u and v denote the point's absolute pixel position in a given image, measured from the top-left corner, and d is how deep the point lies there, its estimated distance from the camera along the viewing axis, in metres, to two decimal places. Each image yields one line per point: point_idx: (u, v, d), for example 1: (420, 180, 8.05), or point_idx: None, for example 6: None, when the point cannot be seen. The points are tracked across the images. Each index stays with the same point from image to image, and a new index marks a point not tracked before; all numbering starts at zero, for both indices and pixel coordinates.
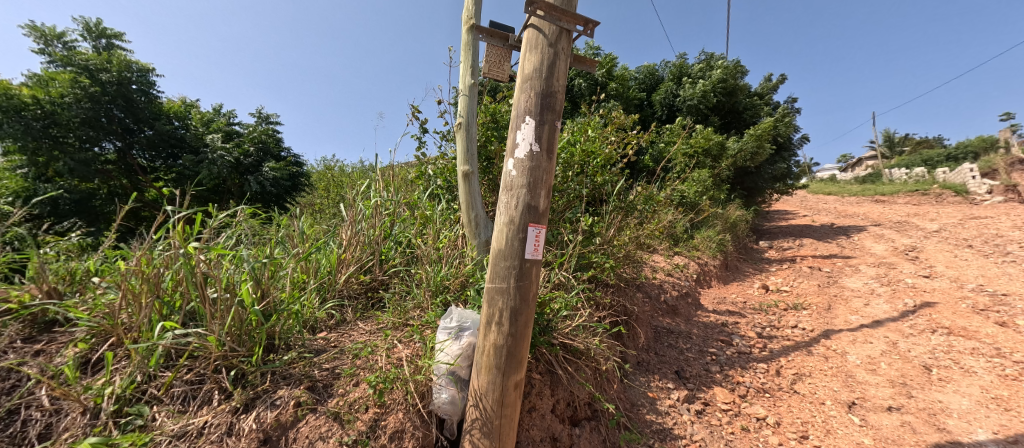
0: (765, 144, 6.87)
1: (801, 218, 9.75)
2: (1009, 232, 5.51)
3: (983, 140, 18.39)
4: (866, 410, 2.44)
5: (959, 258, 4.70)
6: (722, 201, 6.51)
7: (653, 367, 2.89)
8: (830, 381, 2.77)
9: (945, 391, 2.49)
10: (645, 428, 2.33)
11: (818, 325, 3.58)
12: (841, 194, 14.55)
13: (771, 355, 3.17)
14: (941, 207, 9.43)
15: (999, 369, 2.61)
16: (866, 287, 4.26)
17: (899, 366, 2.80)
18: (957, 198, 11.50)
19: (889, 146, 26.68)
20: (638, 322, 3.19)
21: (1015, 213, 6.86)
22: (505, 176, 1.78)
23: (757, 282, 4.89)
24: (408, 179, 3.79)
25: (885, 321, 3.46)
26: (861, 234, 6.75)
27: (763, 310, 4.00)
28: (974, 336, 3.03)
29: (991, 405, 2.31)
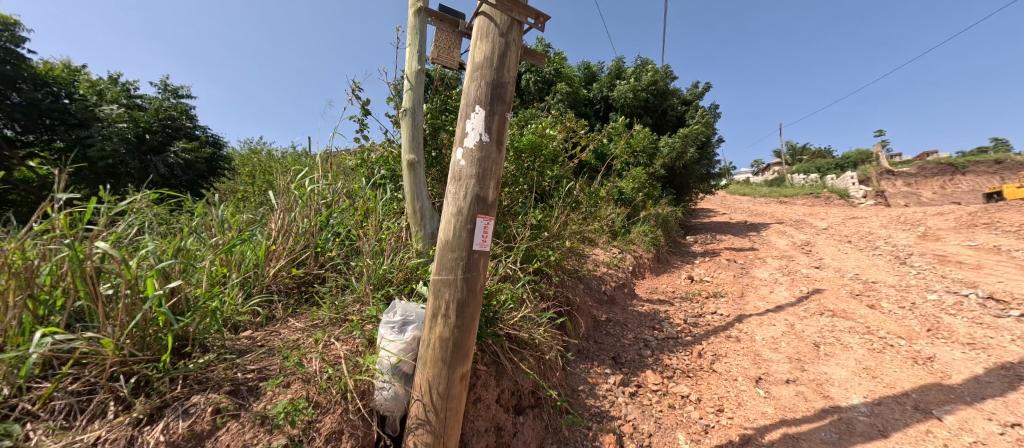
0: (691, 146, 7.53)
1: (721, 215, 10.89)
2: (877, 230, 6.62)
3: (861, 153, 21.88)
4: (770, 383, 2.80)
5: (841, 252, 5.54)
6: (656, 198, 7.01)
7: (593, 355, 3.05)
8: (741, 360, 3.13)
9: (830, 364, 2.94)
10: (584, 411, 2.46)
11: (733, 310, 4.03)
12: (753, 195, 16.46)
13: (694, 339, 3.51)
14: (829, 208, 11.07)
15: (868, 343, 3.14)
16: (771, 277, 4.88)
17: (795, 344, 3.26)
18: (840, 201, 13.59)
19: (791, 155, 30.72)
20: (580, 312, 3.34)
21: (882, 214, 8.27)
22: (454, 166, 1.75)
23: (684, 273, 5.37)
24: (347, 166, 3.57)
25: (785, 306, 4.00)
26: (768, 231, 7.70)
27: (688, 299, 4.40)
28: (851, 317, 3.61)
29: (862, 374, 2.77)
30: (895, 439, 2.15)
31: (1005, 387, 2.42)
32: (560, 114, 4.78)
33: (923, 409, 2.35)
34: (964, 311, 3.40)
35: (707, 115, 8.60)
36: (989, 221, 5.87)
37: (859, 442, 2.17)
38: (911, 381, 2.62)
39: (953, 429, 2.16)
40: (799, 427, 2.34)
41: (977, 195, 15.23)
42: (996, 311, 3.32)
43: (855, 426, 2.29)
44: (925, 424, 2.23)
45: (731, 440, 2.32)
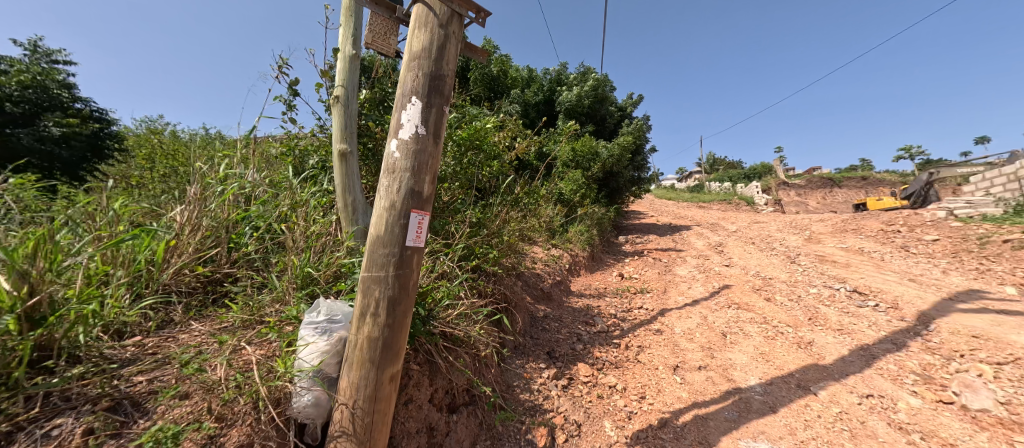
0: (626, 152, 8.05)
1: (649, 218, 11.80)
2: (774, 233, 7.64)
3: (765, 166, 25.07)
4: (685, 370, 3.09)
5: (746, 252, 6.30)
6: (593, 199, 7.37)
7: (529, 350, 3.13)
8: (662, 350, 3.42)
9: (734, 351, 3.32)
10: (518, 406, 2.51)
11: (656, 305, 4.39)
12: (677, 200, 18.07)
13: (622, 332, 3.77)
14: (738, 213, 12.53)
15: (764, 331, 3.60)
16: (689, 274, 5.39)
17: (707, 334, 3.63)
18: (746, 207, 15.48)
19: (709, 165, 34.27)
20: (517, 309, 3.41)
21: (779, 219, 9.55)
22: (388, 158, 1.67)
23: (616, 270, 5.73)
24: (271, 154, 3.26)
25: (700, 300, 4.44)
26: (688, 232, 8.52)
27: (619, 294, 4.71)
28: (752, 308, 4.12)
29: (759, 358, 3.17)
30: (783, 414, 2.49)
31: (862, 364, 2.92)
32: (503, 113, 4.82)
33: (804, 386, 2.75)
34: (835, 302, 4.04)
35: (640, 125, 9.24)
36: (855, 227, 7.06)
37: (755, 418, 2.48)
38: (795, 362, 3.05)
39: (825, 402, 2.55)
40: (707, 409, 2.62)
41: (847, 205, 18.29)
42: (858, 301, 3.98)
43: (751, 404, 2.61)
44: (805, 400, 2.61)
45: (651, 424, 2.52)
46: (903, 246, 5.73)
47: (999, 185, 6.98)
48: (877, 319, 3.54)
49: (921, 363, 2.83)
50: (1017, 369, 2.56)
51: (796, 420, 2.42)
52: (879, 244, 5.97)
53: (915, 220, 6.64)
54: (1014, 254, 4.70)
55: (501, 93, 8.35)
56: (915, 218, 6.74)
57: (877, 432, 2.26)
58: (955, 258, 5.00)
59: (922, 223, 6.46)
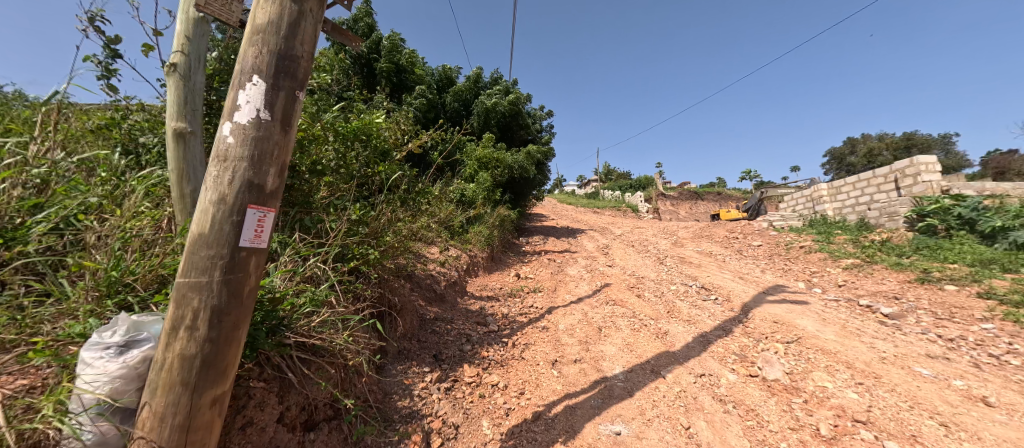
0: (531, 161, 8.48)
1: (551, 220, 12.59)
2: (649, 237, 8.79)
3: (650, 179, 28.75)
4: (563, 364, 3.32)
5: (626, 253, 7.13)
6: (496, 202, 7.57)
7: (413, 355, 3.04)
8: (544, 345, 3.65)
9: (606, 343, 3.68)
10: (393, 414, 2.40)
11: (545, 303, 4.68)
12: (577, 204, 19.64)
13: (511, 330, 3.92)
14: (626, 219, 14.14)
15: (632, 324, 4.07)
16: (578, 274, 5.88)
17: (585, 329, 3.98)
18: (633, 214, 17.56)
19: (606, 175, 38.04)
20: (402, 313, 3.30)
21: (656, 226, 11.03)
22: (219, 144, 1.43)
23: (513, 271, 5.96)
24: (82, 127, 2.58)
25: (584, 297, 4.86)
26: (581, 235, 9.32)
27: (513, 294, 4.90)
28: (625, 304, 4.64)
29: (624, 349, 3.57)
30: (637, 397, 2.83)
31: (701, 349, 3.48)
32: (402, 109, 4.65)
33: (656, 370, 3.18)
34: (688, 296, 4.77)
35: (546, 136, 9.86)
36: (708, 233, 8.50)
37: (615, 403, 2.77)
38: (652, 350, 3.51)
39: (670, 384, 2.97)
40: (576, 398, 2.84)
41: (708, 215, 22.04)
42: (704, 295, 4.77)
43: (614, 391, 2.92)
44: (655, 383, 3.01)
45: (526, 418, 2.64)
46: (738, 249, 7.09)
47: (801, 204, 9.11)
48: (715, 310, 4.29)
49: (740, 345, 3.49)
50: (798, 346, 3.32)
51: (647, 401, 2.77)
52: (723, 248, 7.28)
53: (748, 229, 8.27)
54: (805, 257, 6.15)
55: (408, 88, 8.06)
56: (748, 227, 8.40)
57: (704, 405, 2.70)
58: (770, 259, 6.35)
59: (753, 231, 8.08)
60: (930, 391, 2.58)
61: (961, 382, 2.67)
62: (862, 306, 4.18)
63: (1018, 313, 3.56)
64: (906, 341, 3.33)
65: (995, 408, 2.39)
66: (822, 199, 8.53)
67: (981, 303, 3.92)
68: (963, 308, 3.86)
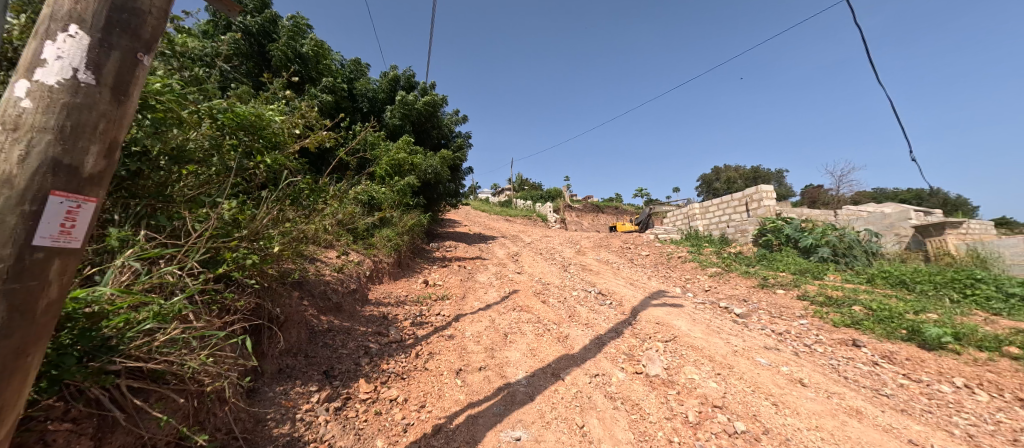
0: (445, 165, 8.35)
1: (464, 226, 12.62)
2: (556, 246, 9.32)
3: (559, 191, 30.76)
4: (468, 372, 3.27)
5: (534, 261, 7.44)
6: (407, 207, 7.31)
7: (298, 373, 2.70)
8: (450, 354, 3.57)
9: (511, 349, 3.75)
10: (267, 445, 2.06)
11: (453, 311, 4.65)
12: (490, 212, 20.04)
13: (415, 341, 3.75)
14: (536, 228, 14.88)
15: (536, 329, 4.22)
16: (487, 280, 6.01)
17: (491, 335, 4.03)
18: (542, 223, 18.56)
19: (519, 184, 39.50)
20: (286, 326, 2.93)
21: (563, 235, 11.83)
22: (8, 108, 1.07)
23: (421, 278, 5.83)
24: None
25: (492, 304, 4.95)
26: (493, 243, 9.46)
27: (419, 302, 4.78)
28: (531, 309, 4.82)
29: (528, 354, 3.67)
30: (537, 400, 2.92)
31: (596, 350, 3.76)
32: (300, 98, 4.19)
33: (555, 373, 3.32)
34: (587, 302, 5.15)
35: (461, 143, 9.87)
36: (606, 243, 9.36)
37: (517, 408, 2.81)
38: (553, 354, 3.67)
39: (568, 385, 3.14)
40: (479, 407, 2.81)
41: (607, 227, 24.39)
42: (601, 300, 5.20)
43: (516, 396, 2.96)
44: (555, 386, 3.14)
45: (425, 433, 2.51)
46: (630, 258, 7.94)
47: (679, 220, 10.66)
48: (609, 314, 4.70)
49: (629, 345, 3.86)
50: (673, 344, 3.80)
51: (546, 404, 2.87)
52: (618, 257, 8.08)
53: (638, 240, 9.33)
54: (681, 265, 7.17)
55: (311, 77, 7.32)
56: (638, 238, 9.53)
57: (597, 403, 2.90)
58: (654, 267, 7.25)
59: (641, 242, 9.18)
60: (766, 377, 3.17)
61: (786, 368, 3.34)
62: (721, 307, 5.00)
63: (820, 311, 4.64)
64: (751, 336, 4.07)
65: (807, 387, 3.03)
66: (695, 217, 10.07)
67: (798, 303, 5.01)
68: (787, 307, 4.89)
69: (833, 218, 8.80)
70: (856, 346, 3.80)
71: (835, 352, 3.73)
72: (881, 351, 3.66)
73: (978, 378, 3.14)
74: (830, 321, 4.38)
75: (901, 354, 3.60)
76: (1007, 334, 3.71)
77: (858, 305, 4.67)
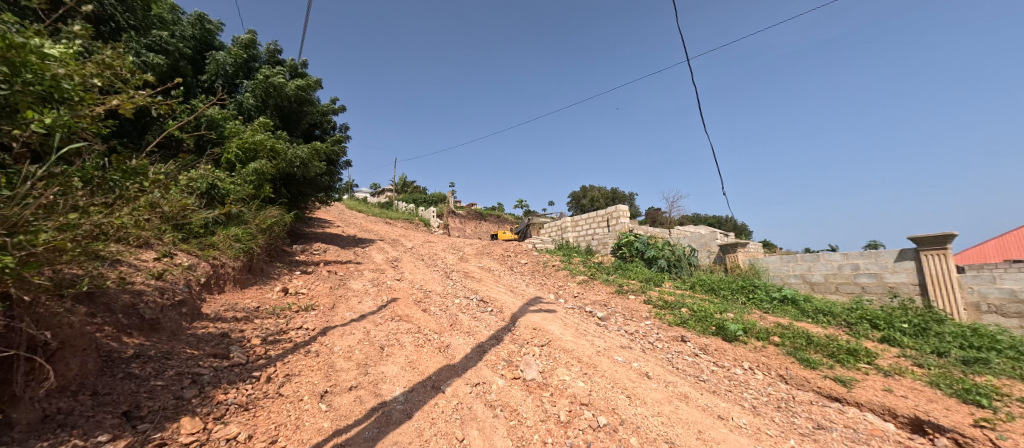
0: (316, 159, 7.44)
1: (337, 227, 11.44)
2: (439, 252, 9.16)
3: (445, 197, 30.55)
4: (334, 395, 2.90)
5: (416, 268, 7.15)
6: (264, 202, 6.26)
7: (77, 420, 1.97)
8: (313, 375, 3.12)
9: (387, 364, 3.48)
10: None
11: (319, 324, 4.17)
12: (368, 213, 18.60)
13: (267, 362, 3.17)
14: (418, 233, 14.44)
15: (416, 340, 4.03)
16: (362, 288, 5.61)
17: (365, 349, 3.70)
18: (425, 229, 18.12)
19: (401, 185, 37.61)
20: (60, 354, 2.14)
21: (446, 241, 11.76)
22: None
23: (279, 285, 5.07)
24: None
25: (366, 314, 4.61)
26: (371, 248, 8.75)
27: (275, 314, 4.15)
28: (411, 319, 4.61)
29: (406, 367, 3.47)
30: (415, 418, 2.76)
31: (477, 358, 3.78)
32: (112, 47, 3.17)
33: (436, 386, 3.21)
34: (469, 309, 5.16)
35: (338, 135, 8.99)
36: (488, 251, 9.65)
37: (392, 429, 2.60)
38: (434, 366, 3.54)
39: (448, 398, 3.06)
40: (347, 434, 2.49)
41: (489, 234, 25.23)
42: (482, 307, 5.29)
43: (392, 416, 2.74)
44: (435, 399, 3.02)
45: None
46: (510, 266, 8.34)
47: (553, 231, 11.73)
48: (491, 321, 4.81)
49: (508, 351, 3.99)
50: (548, 347, 4.09)
51: (425, 421, 2.72)
52: (498, 265, 8.39)
53: (518, 249, 9.86)
54: (555, 273, 7.88)
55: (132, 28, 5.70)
56: (518, 246, 10.12)
57: (477, 414, 2.89)
58: (532, 275, 7.78)
59: (520, 250, 9.79)
60: (622, 372, 3.67)
61: (636, 363, 3.94)
62: (586, 312, 5.64)
63: (660, 313, 5.65)
64: (610, 337, 4.69)
65: (652, 380, 3.62)
66: (567, 229, 11.22)
67: (644, 306, 6.01)
68: (636, 310, 5.82)
69: (668, 236, 10.90)
70: (684, 341, 4.74)
71: (669, 347, 4.59)
72: (700, 344, 4.65)
73: (757, 362, 4.27)
74: (667, 321, 5.39)
75: (712, 346, 4.63)
76: (771, 327, 5.16)
77: (684, 307, 5.85)
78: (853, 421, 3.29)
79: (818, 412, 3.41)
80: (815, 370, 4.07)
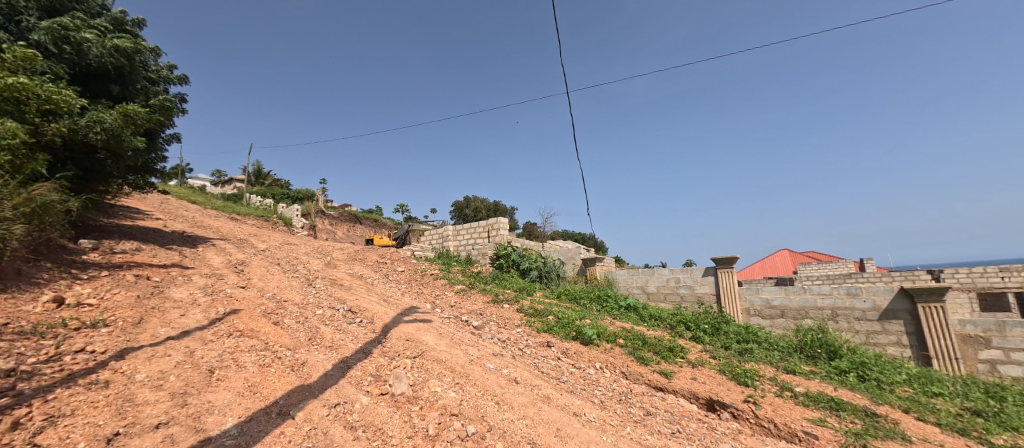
0: (131, 130, 5.81)
1: (154, 220, 8.95)
2: (300, 256, 7.99)
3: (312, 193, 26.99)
4: (131, 437, 2.21)
5: (268, 273, 6.08)
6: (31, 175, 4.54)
7: None
8: (97, 415, 2.32)
9: (217, 390, 2.83)
10: None
11: (114, 345, 3.17)
12: (204, 205, 15.10)
13: (14, 403, 2.24)
14: (274, 233, 12.34)
15: (260, 359, 3.40)
16: (189, 298, 4.50)
17: (186, 375, 2.94)
18: (284, 229, 15.63)
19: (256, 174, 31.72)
20: None
21: (310, 243, 10.35)
22: None
23: (47, 293, 3.68)
24: None
25: (192, 330, 3.71)
26: (207, 249, 7.09)
27: (35, 334, 2.99)
28: (256, 334, 3.87)
29: (245, 392, 2.87)
30: None
31: (339, 375, 3.37)
32: None
33: (284, 411, 2.73)
34: (333, 321, 4.61)
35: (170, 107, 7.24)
36: (361, 257, 8.86)
37: None
38: (282, 388, 3.02)
39: (299, 424, 2.63)
40: None
41: (364, 239, 23.28)
42: (350, 319, 4.78)
43: None
44: (281, 428, 2.56)
45: None
46: (385, 274, 7.82)
47: (434, 238, 11.52)
48: (358, 333, 4.38)
49: (376, 365, 3.69)
50: (420, 359, 3.93)
51: None
52: (372, 272, 7.77)
53: (395, 256, 9.32)
54: (433, 282, 7.71)
55: None
56: (395, 253, 9.57)
57: (334, 438, 2.57)
58: (408, 283, 7.44)
59: (398, 257, 9.28)
60: (492, 379, 3.77)
61: (506, 370, 4.11)
62: (462, 321, 5.66)
63: (530, 321, 6.05)
64: (483, 345, 4.79)
65: (520, 385, 3.82)
66: (448, 237, 11.16)
67: (516, 315, 6.35)
68: (509, 319, 6.10)
69: (541, 248, 11.85)
70: (549, 346, 5.17)
71: (536, 352, 4.94)
72: (563, 348, 5.14)
73: (606, 362, 4.93)
74: (536, 328, 5.80)
75: (572, 349, 5.17)
76: (618, 331, 6.05)
77: (551, 315, 6.41)
78: (670, 406, 4.08)
79: (648, 401, 4.12)
80: (647, 366, 4.92)
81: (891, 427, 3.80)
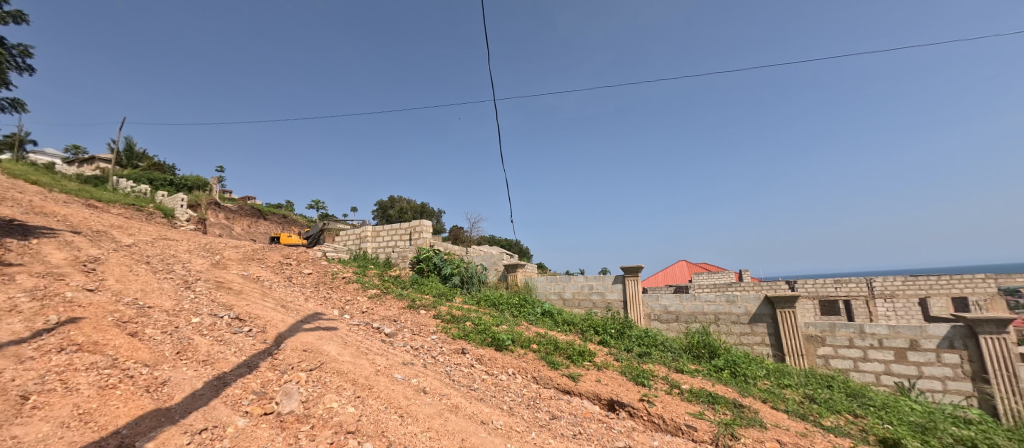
0: None
1: None
2: (179, 254, 6.76)
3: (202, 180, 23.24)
4: None
5: (131, 274, 5.02)
6: None
7: None
8: None
9: (28, 423, 2.20)
10: None
11: None
12: (46, 186, 12.05)
13: None
14: (147, 225, 10.32)
15: (102, 380, 2.74)
16: (4, 303, 3.49)
17: None
18: (161, 221, 13.17)
19: (128, 154, 26.37)
20: None
21: (194, 239, 8.84)
22: None
23: None
24: None
25: (2, 345, 2.86)
26: (43, 241, 5.63)
27: None
28: (101, 348, 3.13)
29: (71, 424, 2.27)
30: None
31: (210, 395, 2.87)
32: None
33: (126, 444, 2.21)
34: (212, 330, 3.96)
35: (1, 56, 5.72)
36: (259, 256, 7.82)
37: None
38: (129, 414, 2.46)
39: None
40: None
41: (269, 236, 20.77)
42: (235, 328, 4.14)
43: None
44: None
45: None
46: (287, 276, 6.99)
47: (350, 239, 10.67)
48: (244, 345, 3.80)
49: (261, 381, 3.23)
50: (318, 371, 3.53)
51: None
52: (272, 274, 6.90)
53: (302, 257, 8.42)
54: (343, 286, 7.10)
55: None
56: (302, 253, 8.64)
57: None
58: (314, 287, 6.75)
59: (305, 258, 8.39)
60: (398, 391, 3.55)
61: (414, 380, 3.90)
62: (373, 328, 5.29)
63: (446, 328, 5.89)
64: (393, 354, 4.51)
65: (427, 395, 3.66)
66: (366, 239, 10.43)
67: (432, 321, 6.13)
68: (425, 325, 5.87)
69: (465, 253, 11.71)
70: (463, 353, 5.08)
71: (449, 360, 4.80)
72: (477, 355, 5.08)
73: (518, 367, 4.99)
74: (451, 334, 5.67)
75: (486, 355, 5.13)
76: (532, 336, 6.19)
77: (468, 321, 6.31)
78: (574, 408, 4.26)
79: (554, 404, 4.24)
80: (556, 370, 5.10)
81: (752, 415, 4.44)
